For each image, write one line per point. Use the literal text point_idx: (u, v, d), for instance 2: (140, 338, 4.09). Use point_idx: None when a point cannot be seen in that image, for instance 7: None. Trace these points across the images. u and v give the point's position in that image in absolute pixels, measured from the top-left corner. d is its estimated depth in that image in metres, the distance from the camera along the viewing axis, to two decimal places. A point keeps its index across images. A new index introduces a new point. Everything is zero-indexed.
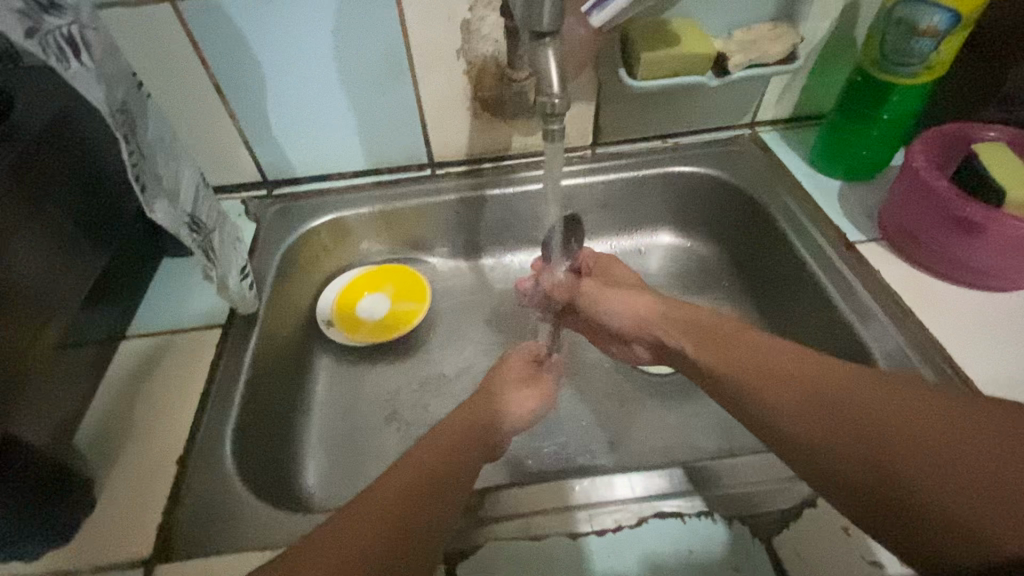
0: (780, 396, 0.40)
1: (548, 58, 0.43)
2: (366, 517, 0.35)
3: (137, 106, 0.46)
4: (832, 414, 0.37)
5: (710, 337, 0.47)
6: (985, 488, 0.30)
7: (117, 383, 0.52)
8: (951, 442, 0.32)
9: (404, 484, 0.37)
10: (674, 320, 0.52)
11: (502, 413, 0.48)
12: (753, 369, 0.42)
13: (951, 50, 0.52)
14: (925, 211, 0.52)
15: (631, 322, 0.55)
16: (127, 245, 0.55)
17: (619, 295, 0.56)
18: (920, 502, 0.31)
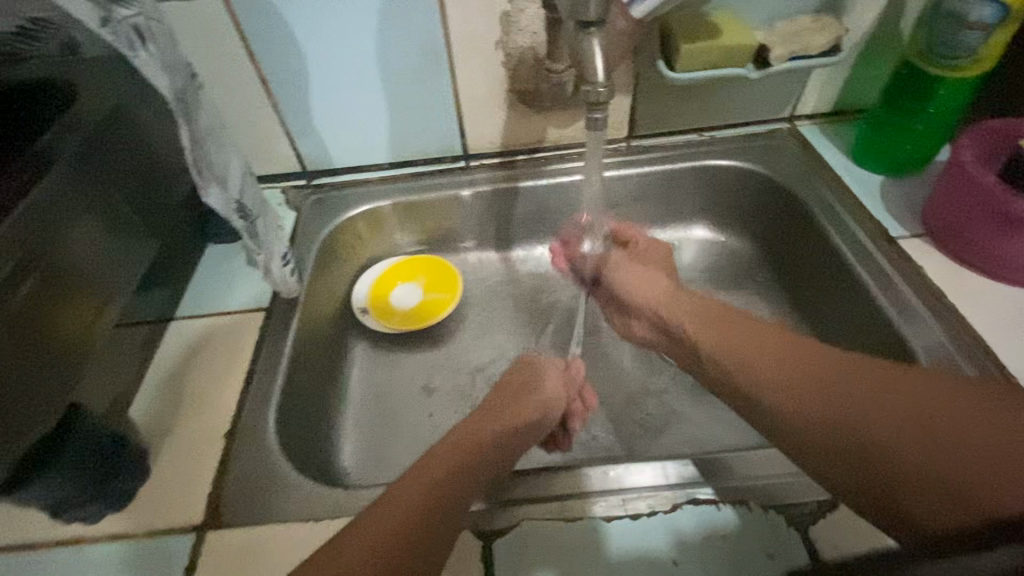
0: (777, 388, 0.43)
1: (593, 47, 0.44)
2: (406, 501, 0.36)
3: (193, 95, 0.47)
4: (824, 401, 0.39)
5: (709, 322, 0.51)
6: (966, 459, 0.33)
7: (167, 361, 0.54)
8: (934, 420, 0.35)
9: (434, 481, 0.38)
10: (682, 310, 0.54)
11: (524, 408, 0.48)
12: (749, 362, 0.45)
13: (998, 44, 0.51)
14: (970, 207, 0.51)
15: (646, 299, 0.59)
16: (177, 232, 0.58)
17: (638, 269, 0.62)
18: (905, 475, 0.35)
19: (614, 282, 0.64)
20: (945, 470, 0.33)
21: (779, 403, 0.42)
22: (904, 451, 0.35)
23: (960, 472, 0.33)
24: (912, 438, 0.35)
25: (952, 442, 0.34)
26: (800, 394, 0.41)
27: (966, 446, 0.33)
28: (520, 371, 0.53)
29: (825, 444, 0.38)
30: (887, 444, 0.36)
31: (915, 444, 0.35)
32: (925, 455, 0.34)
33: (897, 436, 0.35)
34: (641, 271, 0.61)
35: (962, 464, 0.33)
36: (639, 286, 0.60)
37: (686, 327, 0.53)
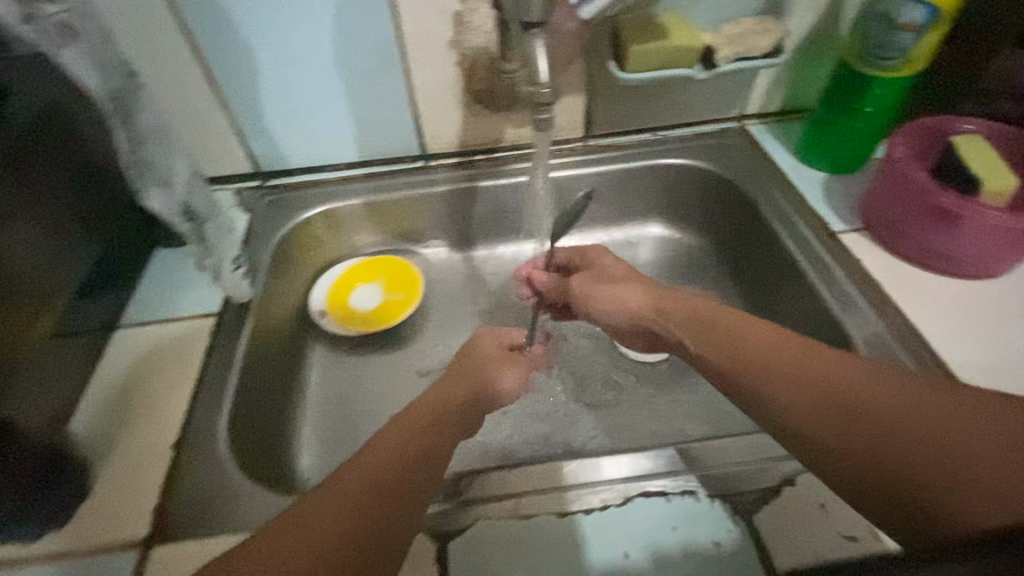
0: (780, 385, 0.39)
1: (536, 48, 0.45)
2: (343, 485, 0.35)
3: (133, 94, 0.46)
4: (835, 403, 0.37)
5: (710, 332, 0.44)
6: (979, 478, 0.31)
7: (111, 371, 0.52)
8: (950, 435, 0.33)
9: (377, 469, 0.36)
10: (665, 314, 0.48)
11: (475, 390, 0.45)
12: (764, 371, 0.40)
13: (931, 45, 0.54)
14: (906, 201, 0.53)
15: (627, 319, 0.51)
16: (121, 236, 0.55)
17: (606, 290, 0.53)
18: (915, 490, 0.33)
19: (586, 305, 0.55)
20: (961, 489, 0.31)
21: (782, 400, 0.39)
22: (920, 465, 0.33)
23: (976, 491, 0.31)
24: (927, 451, 0.33)
25: (970, 461, 0.32)
26: (808, 394, 0.38)
27: (983, 468, 0.31)
28: (470, 349, 0.50)
29: (833, 446, 0.36)
30: (900, 456, 0.33)
31: (930, 458, 0.33)
32: (938, 470, 0.32)
33: (912, 447, 0.33)
34: (607, 291, 0.53)
35: (976, 484, 0.31)
36: (610, 309, 0.52)
37: (673, 333, 0.47)
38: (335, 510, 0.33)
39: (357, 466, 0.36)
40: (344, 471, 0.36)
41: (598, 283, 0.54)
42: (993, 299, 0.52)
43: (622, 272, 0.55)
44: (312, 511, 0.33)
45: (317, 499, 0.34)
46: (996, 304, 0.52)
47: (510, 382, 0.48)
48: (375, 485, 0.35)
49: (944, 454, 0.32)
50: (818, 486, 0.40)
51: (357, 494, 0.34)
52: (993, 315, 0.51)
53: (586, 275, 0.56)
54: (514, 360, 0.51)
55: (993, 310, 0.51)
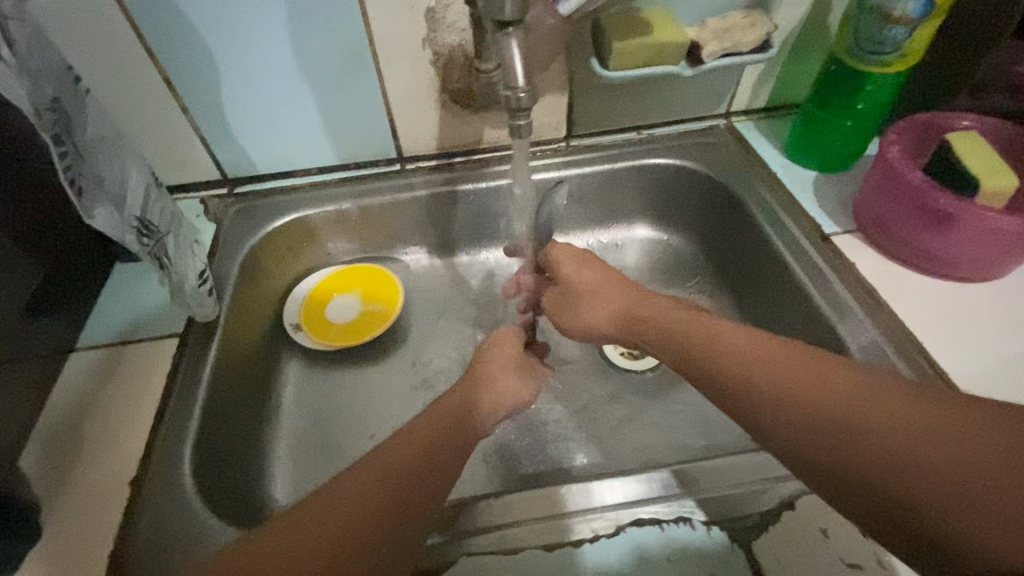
0: (773, 407, 0.36)
1: (512, 48, 0.42)
2: (387, 461, 0.37)
3: (73, 102, 0.42)
4: (833, 429, 0.33)
5: (685, 349, 0.42)
6: (1002, 514, 0.27)
7: (65, 400, 0.48)
8: (964, 462, 0.29)
9: (417, 451, 0.38)
10: (642, 333, 0.46)
11: (494, 394, 0.46)
12: (746, 382, 0.38)
13: (924, 37, 0.51)
14: (900, 203, 0.52)
15: (608, 334, 0.50)
16: (73, 252, 0.51)
17: (572, 316, 0.52)
18: (930, 527, 0.29)
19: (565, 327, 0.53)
20: (981, 528, 0.27)
21: (777, 426, 0.35)
22: (931, 499, 0.29)
23: (998, 529, 0.27)
24: (940, 483, 0.29)
25: (989, 493, 0.28)
26: (803, 418, 0.34)
27: (1005, 502, 0.27)
28: (491, 347, 0.52)
29: (836, 475, 0.32)
30: (916, 489, 0.29)
31: (944, 491, 0.29)
32: (954, 505, 0.28)
33: (920, 478, 0.29)
34: (575, 315, 0.52)
35: (998, 521, 0.27)
36: (585, 329, 0.51)
37: (654, 353, 0.45)
38: (367, 493, 0.34)
39: (401, 445, 0.38)
40: (380, 460, 0.37)
41: (566, 306, 0.53)
42: (989, 302, 0.51)
43: (592, 281, 0.51)
44: (353, 481, 0.35)
45: (350, 480, 0.35)
46: (992, 308, 0.50)
47: (525, 388, 0.49)
48: (415, 465, 0.37)
49: (959, 485, 0.28)
50: (817, 509, 0.39)
51: (398, 470, 0.36)
52: (989, 319, 0.50)
53: (554, 294, 0.55)
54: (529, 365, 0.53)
55: (989, 314, 0.50)
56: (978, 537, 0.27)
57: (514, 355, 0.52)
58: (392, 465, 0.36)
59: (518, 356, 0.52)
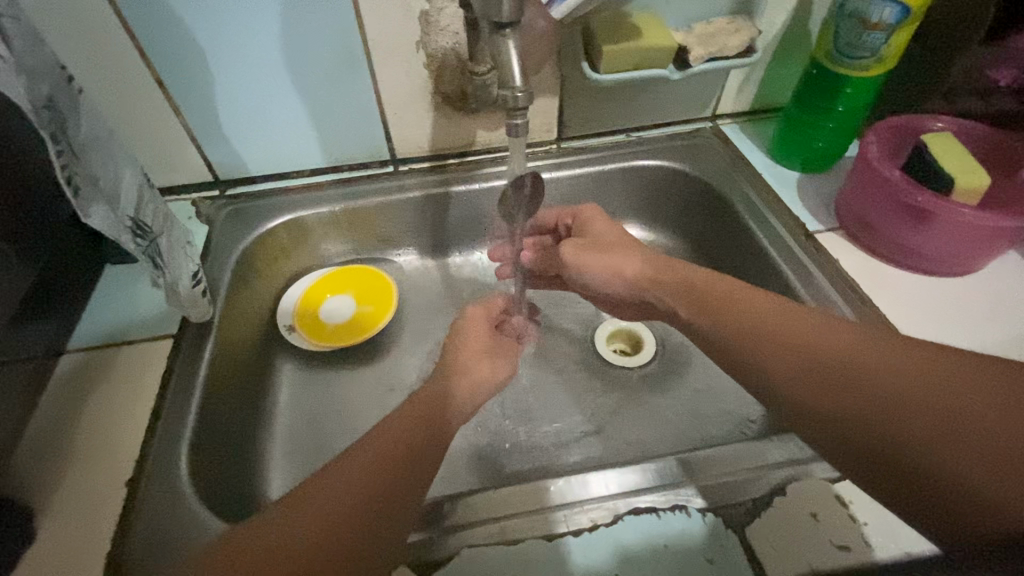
0: (778, 362, 0.38)
1: (508, 49, 0.44)
2: (343, 474, 0.36)
3: (68, 103, 0.42)
4: (831, 379, 0.36)
5: (701, 298, 0.45)
6: (984, 456, 0.29)
7: (57, 401, 0.48)
8: (953, 411, 0.31)
9: (384, 456, 0.37)
10: (662, 284, 0.49)
11: (457, 397, 0.45)
12: (751, 335, 0.40)
13: (900, 43, 0.53)
14: (879, 199, 0.54)
15: (620, 285, 0.52)
16: (66, 253, 0.51)
17: (602, 259, 0.53)
18: (919, 469, 0.31)
19: (576, 278, 0.55)
20: (974, 471, 0.29)
21: (780, 377, 0.38)
22: (919, 443, 0.31)
23: (977, 464, 0.29)
24: (929, 430, 0.31)
25: (974, 439, 0.30)
26: (805, 371, 0.37)
27: (994, 444, 0.29)
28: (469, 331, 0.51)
29: (832, 424, 0.35)
30: (903, 437, 0.32)
31: (929, 436, 0.31)
32: (943, 449, 0.30)
33: (913, 424, 0.32)
34: (604, 259, 0.52)
35: (985, 463, 0.29)
36: (606, 274, 0.52)
37: (670, 304, 0.47)
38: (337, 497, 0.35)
39: (369, 447, 0.38)
40: (349, 459, 0.37)
41: (596, 250, 0.53)
42: (965, 296, 0.53)
43: (617, 238, 0.55)
44: (324, 485, 0.35)
45: (320, 483, 0.35)
46: (970, 302, 0.52)
47: (497, 370, 0.49)
48: (383, 466, 0.37)
49: (949, 433, 0.31)
50: (807, 495, 0.40)
51: (363, 478, 0.36)
52: (967, 313, 0.52)
53: (577, 241, 0.55)
54: (500, 346, 0.52)
55: (966, 308, 0.52)
56: (961, 474, 0.29)
57: (489, 340, 0.52)
58: (357, 472, 0.36)
59: (489, 343, 0.52)
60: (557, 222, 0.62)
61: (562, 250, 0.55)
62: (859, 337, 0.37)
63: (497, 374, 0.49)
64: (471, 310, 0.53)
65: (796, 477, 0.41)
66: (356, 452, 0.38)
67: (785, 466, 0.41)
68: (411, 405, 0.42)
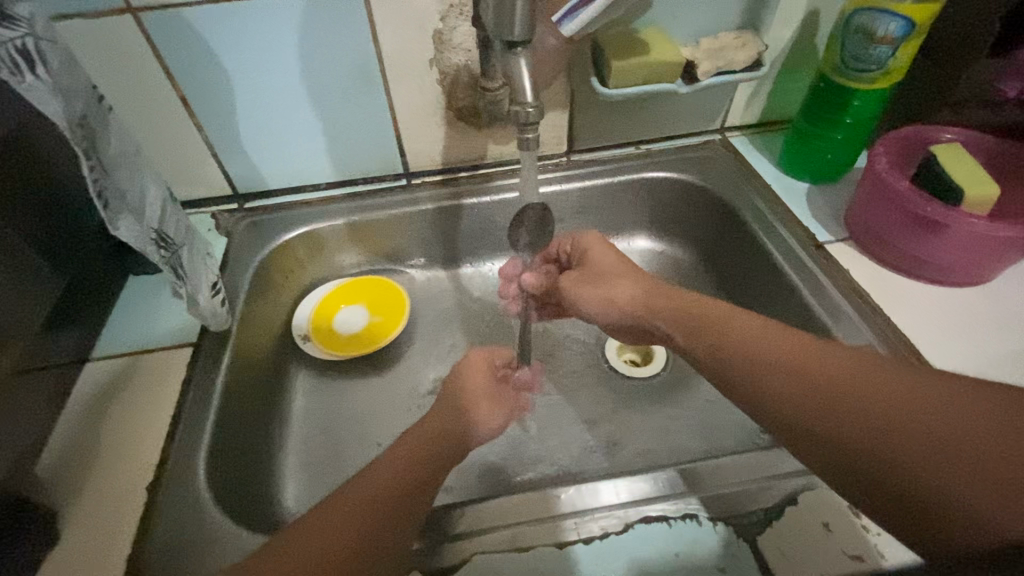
0: (778, 382, 0.38)
1: (520, 67, 0.45)
2: (357, 496, 0.36)
3: (99, 121, 0.44)
4: (824, 397, 0.36)
5: (693, 323, 0.45)
6: (979, 474, 0.29)
7: (81, 408, 0.49)
8: (945, 429, 0.31)
9: (391, 480, 0.38)
10: (657, 312, 0.49)
11: (476, 411, 0.46)
12: (747, 354, 0.41)
13: (907, 56, 0.54)
14: (887, 211, 0.54)
15: (614, 313, 0.52)
16: (93, 264, 0.53)
17: (593, 290, 0.54)
18: (919, 491, 0.31)
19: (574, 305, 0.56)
20: (970, 488, 0.29)
21: (778, 397, 0.38)
22: (915, 461, 0.31)
23: (972, 482, 0.29)
24: (924, 447, 0.31)
25: (969, 456, 0.30)
26: (805, 391, 0.37)
27: (988, 461, 0.29)
28: (467, 375, 0.49)
29: (828, 442, 0.35)
30: (899, 456, 0.32)
31: (924, 453, 0.31)
32: (942, 468, 0.30)
33: (906, 442, 0.32)
34: (595, 291, 0.53)
35: (979, 480, 0.29)
36: (601, 306, 0.53)
37: (666, 329, 0.48)
38: (344, 526, 0.35)
39: (385, 468, 0.39)
40: (365, 478, 0.38)
41: (587, 282, 0.55)
42: (976, 306, 0.53)
43: (613, 265, 0.55)
44: (340, 506, 0.36)
45: (336, 506, 0.36)
46: (983, 312, 0.52)
47: (497, 417, 0.47)
48: (388, 489, 0.38)
49: (948, 454, 0.30)
50: (818, 503, 0.40)
51: (372, 503, 0.36)
52: (980, 323, 0.51)
53: (572, 273, 0.57)
54: (501, 394, 0.50)
55: (979, 318, 0.52)
56: (959, 493, 0.29)
57: (488, 385, 0.49)
58: (361, 499, 0.36)
59: (491, 387, 0.49)
60: (558, 251, 0.61)
61: (560, 282, 0.57)
62: (858, 359, 0.37)
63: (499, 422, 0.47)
64: (471, 353, 0.51)
65: (807, 487, 0.41)
66: (371, 472, 0.39)
67: (796, 476, 0.41)
68: (430, 422, 0.44)
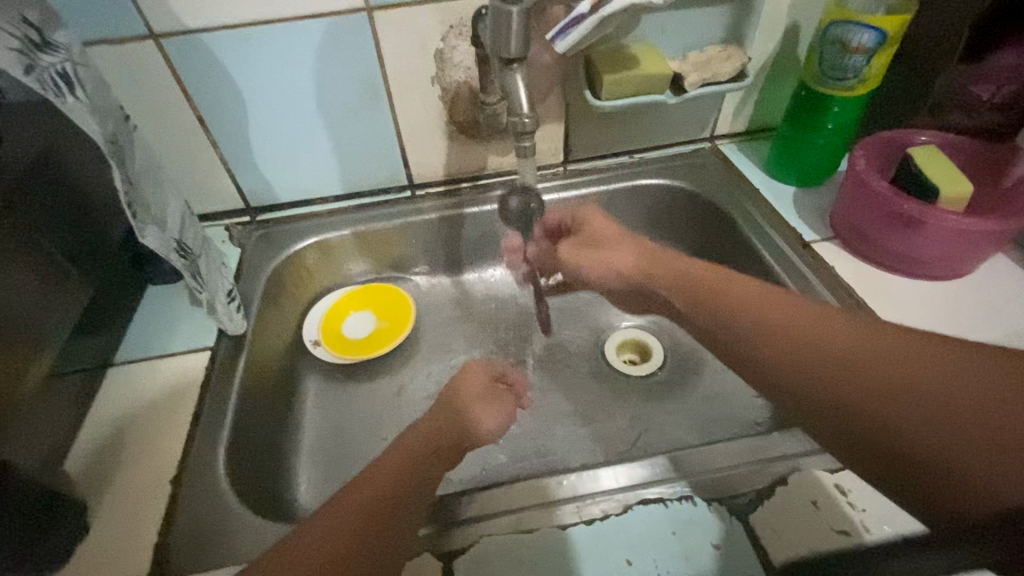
0: (795, 359, 0.41)
1: (516, 81, 0.48)
2: (369, 488, 0.40)
3: (126, 138, 0.47)
4: (837, 371, 0.38)
5: (693, 291, 0.51)
6: (981, 441, 0.31)
7: (106, 409, 0.52)
8: (952, 399, 0.33)
9: (391, 475, 0.41)
10: (655, 277, 0.56)
11: (473, 416, 0.50)
12: (765, 329, 0.43)
13: (881, 64, 0.57)
14: (870, 210, 0.57)
15: (614, 276, 0.61)
16: (115, 274, 0.56)
17: (594, 257, 0.62)
18: (915, 456, 0.33)
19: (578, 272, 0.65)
20: (969, 456, 0.31)
21: (794, 379, 0.40)
22: (919, 430, 0.33)
23: (975, 450, 0.31)
24: (929, 416, 0.33)
25: (974, 423, 0.32)
26: (820, 368, 0.39)
27: (993, 428, 0.31)
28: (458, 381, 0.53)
29: (840, 415, 0.37)
30: (904, 426, 0.34)
31: (928, 423, 0.33)
32: (946, 435, 0.32)
33: (912, 412, 0.34)
34: (597, 256, 0.62)
35: (982, 446, 0.31)
36: (600, 270, 0.62)
37: (665, 293, 0.54)
38: (355, 510, 0.38)
39: (388, 465, 0.42)
40: (374, 471, 0.41)
41: (591, 250, 0.63)
42: (957, 298, 0.55)
43: (614, 233, 0.62)
44: (356, 491, 0.40)
45: (352, 492, 0.39)
46: (963, 303, 0.55)
47: (495, 415, 0.51)
48: (390, 485, 0.40)
49: (952, 421, 0.32)
50: (806, 482, 0.42)
51: (379, 492, 0.40)
52: (960, 314, 0.54)
53: (571, 242, 0.65)
54: (500, 397, 0.53)
55: (959, 310, 0.54)
56: (962, 460, 0.31)
57: (484, 390, 0.53)
58: (374, 488, 0.40)
59: (488, 391, 0.53)
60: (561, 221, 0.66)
61: (561, 253, 0.66)
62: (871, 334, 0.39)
63: (497, 428, 0.51)
64: (471, 366, 0.55)
65: (796, 469, 0.43)
66: (377, 466, 0.42)
67: (786, 459, 0.43)
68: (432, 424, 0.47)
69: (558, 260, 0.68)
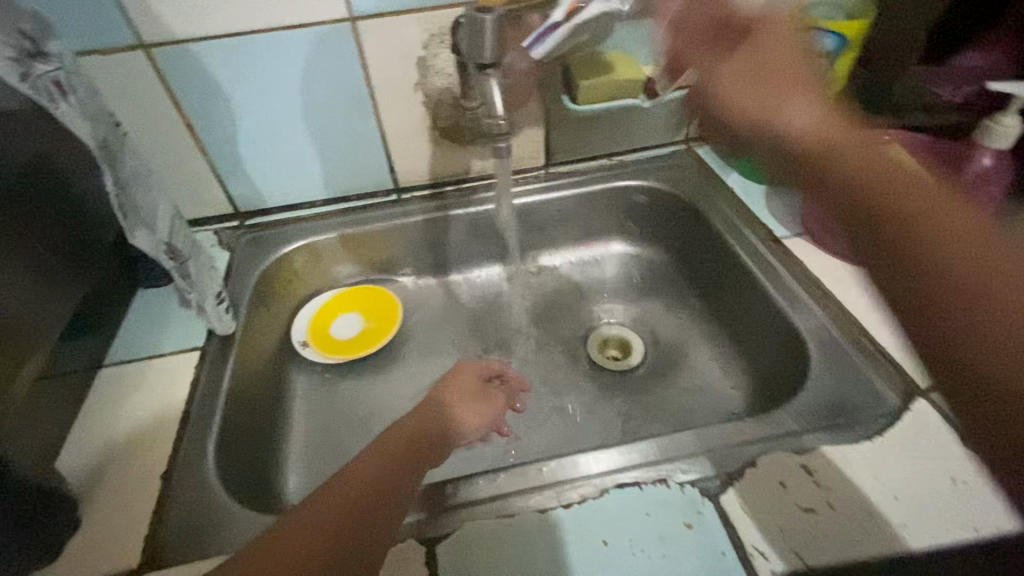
0: (921, 230, 0.36)
1: (492, 87, 0.54)
2: (354, 482, 0.41)
3: (116, 144, 0.49)
4: (892, 246, 0.36)
5: (823, 136, 0.58)
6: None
7: (97, 408, 0.53)
8: (989, 274, 0.32)
9: (373, 472, 0.42)
10: (832, 137, 0.57)
11: (457, 414, 0.51)
12: (859, 185, 0.54)
13: (843, 68, 0.60)
14: (836, 205, 0.59)
15: (762, 110, 0.60)
16: (105, 277, 0.57)
17: (753, 91, 0.59)
18: (993, 386, 0.29)
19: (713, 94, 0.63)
20: (994, 336, 0.30)
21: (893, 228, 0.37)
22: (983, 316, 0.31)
23: (990, 330, 0.30)
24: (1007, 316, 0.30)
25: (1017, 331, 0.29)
26: (909, 223, 0.36)
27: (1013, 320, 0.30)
28: (450, 380, 0.55)
29: (906, 276, 0.35)
30: (955, 324, 0.32)
31: (965, 296, 0.32)
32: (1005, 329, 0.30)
33: (957, 288, 0.32)
34: (752, 85, 0.60)
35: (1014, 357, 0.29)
36: (784, 126, 0.58)
37: (800, 133, 0.59)
38: (340, 502, 0.39)
39: (371, 461, 0.43)
40: (360, 466, 0.42)
41: (748, 80, 0.60)
42: None
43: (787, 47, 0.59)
44: (342, 483, 0.40)
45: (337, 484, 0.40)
46: None
47: (484, 414, 0.54)
48: (373, 482, 0.41)
49: (981, 301, 0.31)
50: (775, 464, 0.44)
51: (366, 486, 0.41)
52: None
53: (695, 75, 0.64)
54: (490, 396, 0.55)
55: None
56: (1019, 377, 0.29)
57: (473, 390, 0.55)
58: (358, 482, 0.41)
59: (476, 391, 0.55)
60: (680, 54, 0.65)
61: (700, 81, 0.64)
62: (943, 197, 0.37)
63: (485, 426, 0.53)
64: (462, 365, 0.56)
65: (765, 452, 0.45)
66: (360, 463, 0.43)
67: (755, 444, 0.46)
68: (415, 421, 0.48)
69: (703, 92, 0.65)
